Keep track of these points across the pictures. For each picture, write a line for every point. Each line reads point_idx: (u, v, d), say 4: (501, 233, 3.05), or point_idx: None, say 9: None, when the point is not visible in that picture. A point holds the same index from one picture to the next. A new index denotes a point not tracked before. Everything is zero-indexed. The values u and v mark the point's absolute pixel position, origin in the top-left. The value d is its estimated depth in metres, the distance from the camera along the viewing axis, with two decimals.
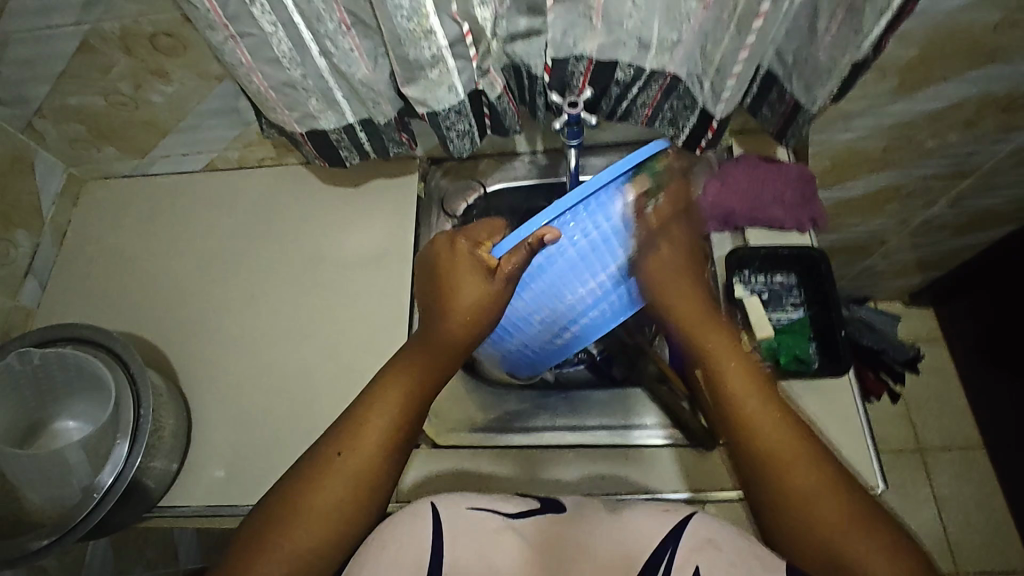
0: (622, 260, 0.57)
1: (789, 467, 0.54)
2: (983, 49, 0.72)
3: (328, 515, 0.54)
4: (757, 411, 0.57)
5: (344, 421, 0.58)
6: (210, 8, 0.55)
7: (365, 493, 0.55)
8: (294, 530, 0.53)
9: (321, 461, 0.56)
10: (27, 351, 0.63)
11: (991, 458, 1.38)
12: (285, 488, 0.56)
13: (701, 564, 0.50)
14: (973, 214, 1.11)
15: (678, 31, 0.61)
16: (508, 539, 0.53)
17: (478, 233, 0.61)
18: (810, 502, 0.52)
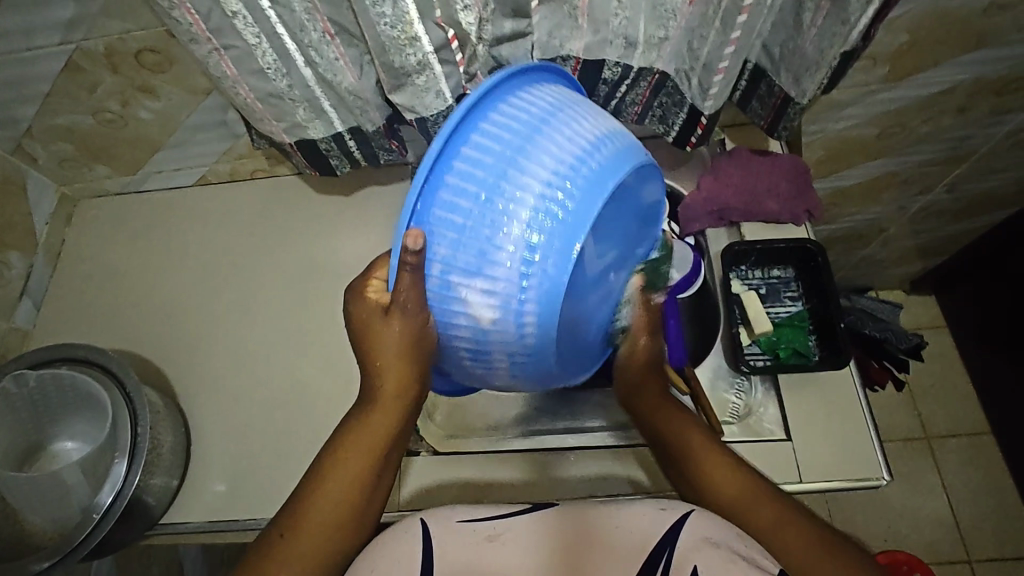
0: (527, 179, 0.44)
1: (753, 513, 0.55)
2: (974, 33, 0.71)
3: (306, 554, 0.53)
4: (719, 479, 0.57)
5: (294, 495, 0.56)
6: (193, 22, 0.55)
7: (341, 530, 0.54)
8: (276, 568, 0.52)
9: (268, 543, 0.54)
10: (22, 373, 0.63)
11: (999, 443, 1.37)
12: (247, 557, 0.54)
13: (699, 562, 0.50)
14: (971, 199, 1.10)
15: (665, 28, 0.61)
16: (500, 542, 0.53)
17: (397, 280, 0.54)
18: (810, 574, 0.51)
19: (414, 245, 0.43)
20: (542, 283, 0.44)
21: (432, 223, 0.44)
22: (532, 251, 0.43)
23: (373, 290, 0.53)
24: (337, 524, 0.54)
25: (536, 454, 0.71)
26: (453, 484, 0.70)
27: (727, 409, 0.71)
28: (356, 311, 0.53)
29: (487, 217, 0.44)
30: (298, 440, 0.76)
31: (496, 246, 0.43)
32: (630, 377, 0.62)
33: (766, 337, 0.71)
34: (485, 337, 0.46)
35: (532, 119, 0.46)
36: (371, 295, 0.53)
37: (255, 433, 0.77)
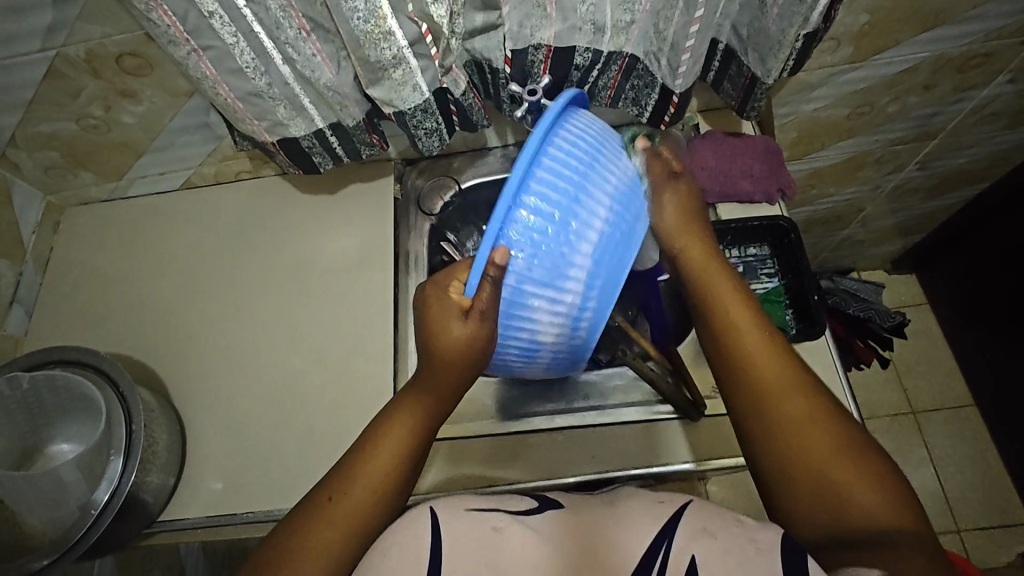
0: (592, 210, 0.54)
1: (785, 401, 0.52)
2: (931, 12, 0.74)
3: (352, 517, 0.54)
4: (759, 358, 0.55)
5: (339, 467, 0.57)
6: (171, 23, 0.56)
7: (386, 488, 0.56)
8: (319, 532, 0.53)
9: (313, 506, 0.55)
10: (15, 376, 0.64)
11: (982, 414, 1.40)
12: (294, 518, 0.55)
13: (696, 552, 0.47)
14: (944, 175, 1.13)
15: (630, 12, 0.63)
16: (505, 537, 0.49)
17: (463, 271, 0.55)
18: (804, 440, 0.51)
19: (500, 260, 0.50)
20: (597, 299, 0.56)
21: (512, 240, 0.51)
22: (594, 271, 0.55)
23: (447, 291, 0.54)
24: (380, 484, 0.55)
25: (528, 436, 0.74)
26: (451, 476, 0.73)
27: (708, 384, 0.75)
28: (428, 309, 0.55)
29: (561, 241, 0.53)
30: (294, 435, 0.77)
31: (569, 264, 0.53)
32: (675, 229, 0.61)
33: None
34: (542, 335, 0.57)
35: (587, 153, 0.54)
36: (448, 298, 0.53)
37: (250, 428, 0.78)
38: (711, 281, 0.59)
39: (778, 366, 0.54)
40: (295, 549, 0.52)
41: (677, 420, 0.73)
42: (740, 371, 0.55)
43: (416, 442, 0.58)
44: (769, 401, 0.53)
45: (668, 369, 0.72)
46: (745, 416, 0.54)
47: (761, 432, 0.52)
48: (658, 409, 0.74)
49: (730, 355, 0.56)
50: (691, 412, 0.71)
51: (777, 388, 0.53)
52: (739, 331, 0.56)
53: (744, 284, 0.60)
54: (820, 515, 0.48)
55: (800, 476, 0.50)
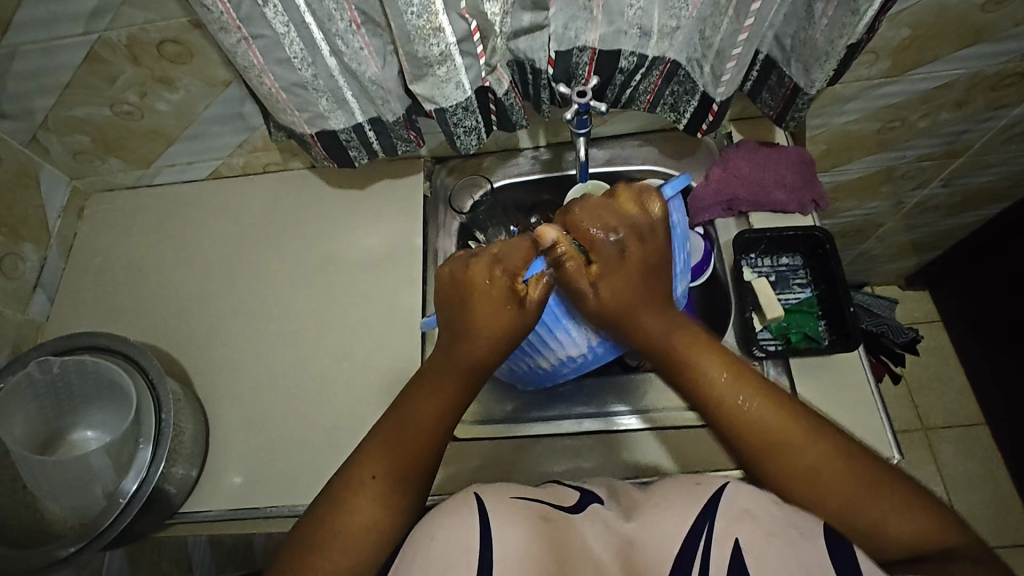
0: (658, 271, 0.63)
1: (803, 460, 0.53)
2: (971, 29, 0.74)
3: (395, 492, 0.54)
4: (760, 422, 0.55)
5: (370, 443, 0.56)
6: (224, 10, 0.56)
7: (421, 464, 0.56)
8: (356, 509, 0.53)
9: (351, 486, 0.54)
10: (46, 360, 0.64)
11: (993, 434, 1.40)
12: (330, 496, 0.54)
13: (741, 536, 0.46)
14: (966, 194, 1.13)
15: (677, 18, 0.63)
16: (552, 528, 0.47)
17: (512, 258, 0.57)
18: (816, 475, 0.52)
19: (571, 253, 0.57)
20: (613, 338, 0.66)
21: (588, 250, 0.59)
22: None
23: (497, 265, 0.56)
24: (414, 455, 0.56)
25: (556, 439, 0.73)
26: (473, 472, 0.71)
27: None
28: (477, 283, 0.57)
29: None
30: (316, 430, 0.76)
31: None
32: (622, 293, 0.59)
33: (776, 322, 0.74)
34: (543, 347, 0.66)
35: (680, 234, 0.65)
36: (505, 280, 0.56)
37: (272, 421, 0.77)
38: (642, 315, 0.60)
39: (764, 410, 0.56)
40: (337, 529, 0.52)
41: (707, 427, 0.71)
42: (734, 420, 0.56)
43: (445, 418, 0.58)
44: (777, 449, 0.54)
45: None
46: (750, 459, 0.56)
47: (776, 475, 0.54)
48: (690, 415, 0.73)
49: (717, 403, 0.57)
50: None
51: (789, 435, 0.54)
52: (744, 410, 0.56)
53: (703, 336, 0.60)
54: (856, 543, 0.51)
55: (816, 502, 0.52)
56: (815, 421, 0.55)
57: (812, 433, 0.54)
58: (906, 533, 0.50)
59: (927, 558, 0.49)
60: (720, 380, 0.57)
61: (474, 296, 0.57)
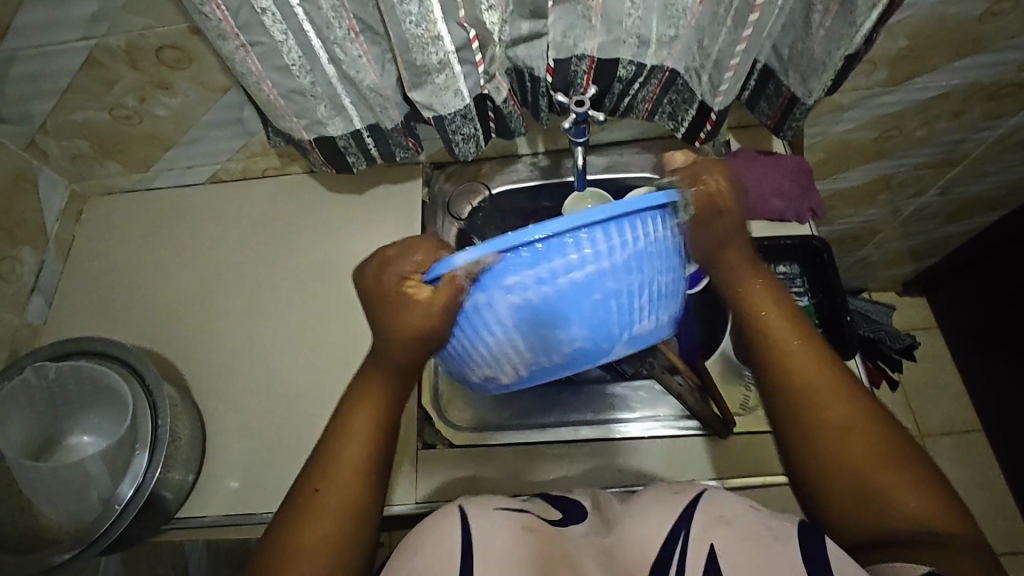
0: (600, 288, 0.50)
1: (829, 420, 0.52)
2: (968, 40, 0.74)
3: (342, 501, 0.52)
4: (796, 378, 0.54)
5: (314, 457, 0.55)
6: (222, 18, 0.56)
7: (366, 471, 0.54)
8: (307, 523, 0.51)
9: (301, 500, 0.53)
10: (42, 365, 0.64)
11: (990, 441, 1.40)
12: (285, 512, 0.53)
13: (716, 539, 0.45)
14: (963, 202, 1.13)
15: (675, 27, 0.64)
16: (535, 540, 0.46)
17: (412, 262, 0.51)
18: (842, 440, 0.51)
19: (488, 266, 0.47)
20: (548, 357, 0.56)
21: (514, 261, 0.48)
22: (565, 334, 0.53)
23: (391, 265, 0.52)
24: (360, 463, 0.54)
25: (555, 447, 0.73)
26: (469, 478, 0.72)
27: (737, 402, 0.74)
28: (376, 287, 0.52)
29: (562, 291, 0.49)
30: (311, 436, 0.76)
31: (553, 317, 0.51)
32: (714, 233, 0.56)
33: None
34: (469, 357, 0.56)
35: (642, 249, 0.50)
36: (396, 285, 0.51)
37: (269, 426, 0.77)
38: (727, 266, 0.58)
39: (821, 369, 0.55)
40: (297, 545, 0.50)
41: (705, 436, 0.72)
42: (783, 368, 0.55)
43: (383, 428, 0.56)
44: (812, 403, 0.53)
45: (695, 384, 0.73)
46: (778, 406, 0.55)
47: (798, 430, 0.53)
48: (685, 424, 0.73)
49: (772, 348, 0.56)
50: (719, 429, 0.71)
51: (827, 396, 0.53)
52: (789, 364, 0.55)
53: (779, 300, 0.58)
54: (853, 513, 0.49)
55: (832, 469, 0.51)
56: (862, 400, 0.53)
57: (852, 395, 0.53)
58: (906, 517, 0.47)
59: (927, 539, 0.46)
60: (779, 336, 0.56)
61: (376, 299, 0.52)
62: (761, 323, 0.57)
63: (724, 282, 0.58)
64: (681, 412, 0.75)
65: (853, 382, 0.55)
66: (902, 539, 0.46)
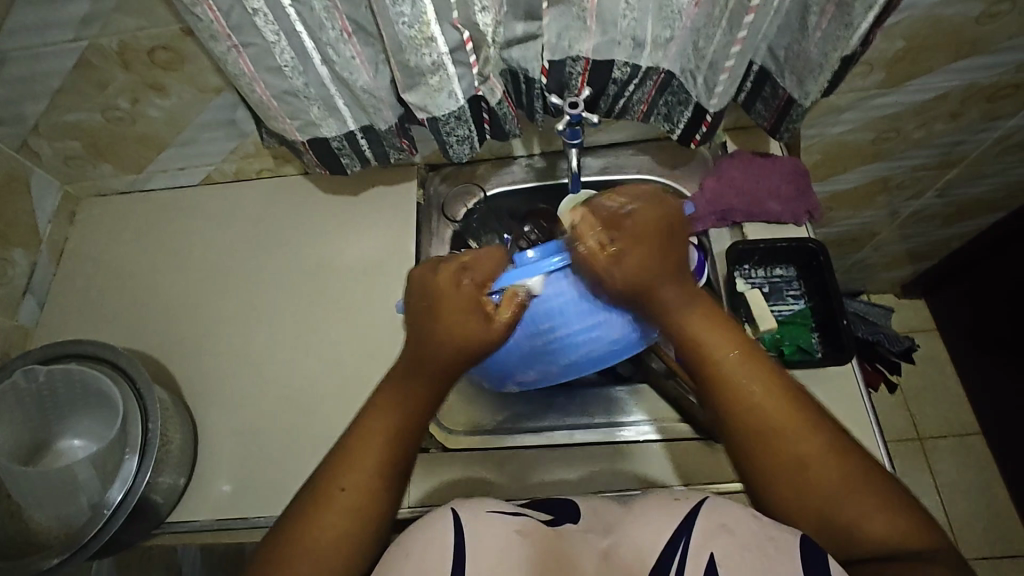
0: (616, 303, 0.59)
1: (792, 449, 0.51)
2: (966, 41, 0.74)
3: (363, 505, 0.52)
4: (754, 412, 0.53)
5: (336, 452, 0.54)
6: (213, 18, 0.56)
7: (388, 474, 0.53)
8: (325, 519, 0.51)
9: (320, 495, 0.52)
10: (32, 368, 0.64)
11: (988, 443, 1.40)
12: (300, 507, 0.52)
13: (717, 549, 0.45)
14: (961, 203, 1.13)
15: (670, 28, 0.63)
16: (528, 546, 0.45)
17: (481, 268, 0.57)
18: (805, 470, 0.51)
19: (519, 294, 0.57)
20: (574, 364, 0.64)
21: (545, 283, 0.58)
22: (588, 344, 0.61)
23: (465, 272, 0.56)
24: (383, 466, 0.53)
25: (548, 451, 0.72)
26: (462, 481, 0.71)
27: None
28: (445, 289, 0.56)
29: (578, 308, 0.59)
30: (304, 438, 0.75)
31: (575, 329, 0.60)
32: (638, 275, 0.56)
33: (770, 334, 0.73)
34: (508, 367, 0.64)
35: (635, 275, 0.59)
36: (471, 289, 0.56)
37: (261, 429, 0.76)
38: (663, 294, 0.56)
39: (770, 395, 0.53)
40: (309, 542, 0.50)
41: (702, 440, 0.71)
42: (739, 404, 0.53)
43: (411, 425, 0.55)
44: (771, 439, 0.52)
45: (691, 388, 0.73)
46: (738, 445, 0.53)
47: (761, 469, 0.52)
48: (681, 428, 0.73)
49: (724, 382, 0.54)
50: (716, 433, 0.70)
51: (785, 426, 0.52)
52: (744, 401, 0.53)
53: (721, 324, 0.56)
54: (831, 543, 0.49)
55: (801, 502, 0.50)
56: (813, 415, 0.53)
57: (809, 420, 0.53)
58: (880, 538, 0.48)
59: (908, 559, 0.46)
60: (728, 368, 0.54)
61: (437, 304, 0.56)
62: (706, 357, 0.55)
63: (660, 316, 0.57)
64: (677, 416, 0.74)
65: (809, 406, 0.54)
66: (881, 561, 0.47)
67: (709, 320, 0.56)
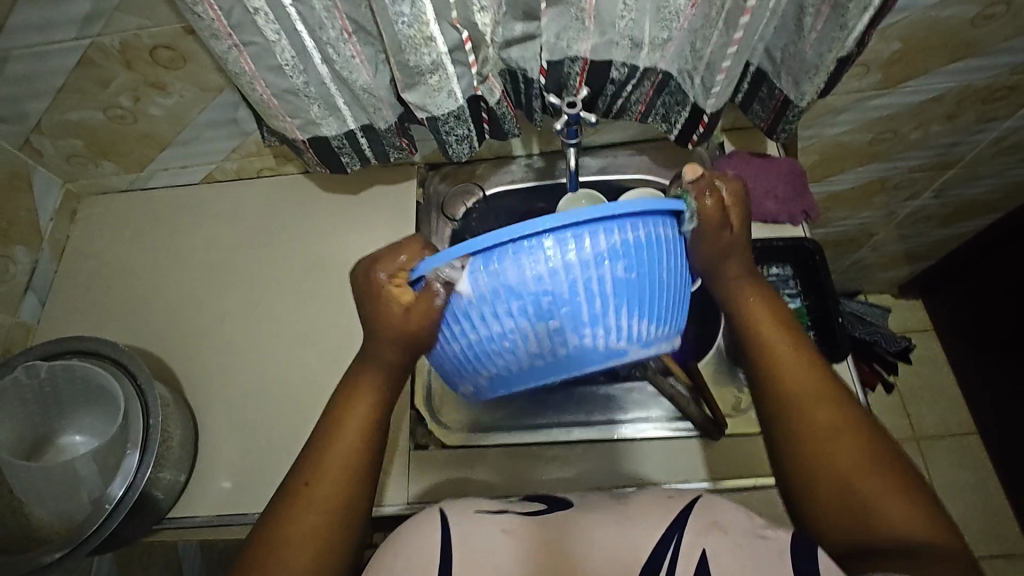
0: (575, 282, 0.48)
1: (823, 424, 0.52)
2: (961, 43, 0.75)
3: (331, 498, 0.51)
4: (794, 384, 0.54)
5: (304, 451, 0.54)
6: (215, 17, 0.56)
7: (355, 465, 0.53)
8: (294, 517, 0.50)
9: (289, 493, 0.52)
10: (34, 365, 0.64)
11: (985, 444, 1.40)
12: (274, 505, 0.52)
13: (708, 546, 0.45)
14: (958, 204, 1.14)
15: (668, 29, 0.64)
16: (514, 543, 0.46)
17: (396, 259, 0.52)
18: (833, 446, 0.51)
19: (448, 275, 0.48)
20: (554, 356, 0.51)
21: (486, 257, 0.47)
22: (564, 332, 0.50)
23: (376, 267, 0.53)
24: (348, 458, 0.53)
25: (546, 447, 0.73)
26: (461, 477, 0.71)
27: (729, 403, 0.74)
28: (368, 286, 0.53)
29: (531, 289, 0.48)
30: (304, 435, 0.76)
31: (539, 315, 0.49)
32: (714, 243, 0.55)
33: None
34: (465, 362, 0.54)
35: (604, 249, 0.48)
36: (384, 284, 0.52)
37: (262, 426, 0.77)
38: (726, 270, 0.57)
39: (812, 374, 0.54)
40: (281, 539, 0.50)
41: (699, 438, 0.72)
42: (781, 377, 0.54)
43: (374, 422, 0.54)
44: (807, 410, 0.53)
45: (688, 386, 0.73)
46: (773, 411, 0.54)
47: (791, 435, 0.53)
48: (678, 426, 0.73)
49: (770, 356, 0.55)
50: (712, 431, 0.71)
51: (824, 402, 0.53)
52: (785, 372, 0.54)
53: (777, 308, 0.58)
54: (844, 520, 0.49)
55: (823, 475, 0.50)
56: (855, 405, 0.53)
57: (843, 408, 0.52)
58: (897, 526, 0.46)
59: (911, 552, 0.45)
60: (774, 342, 0.56)
61: (365, 301, 0.54)
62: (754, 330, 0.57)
63: (724, 290, 0.58)
64: (675, 415, 0.74)
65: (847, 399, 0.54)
66: (883, 549, 0.46)
67: (769, 303, 0.58)
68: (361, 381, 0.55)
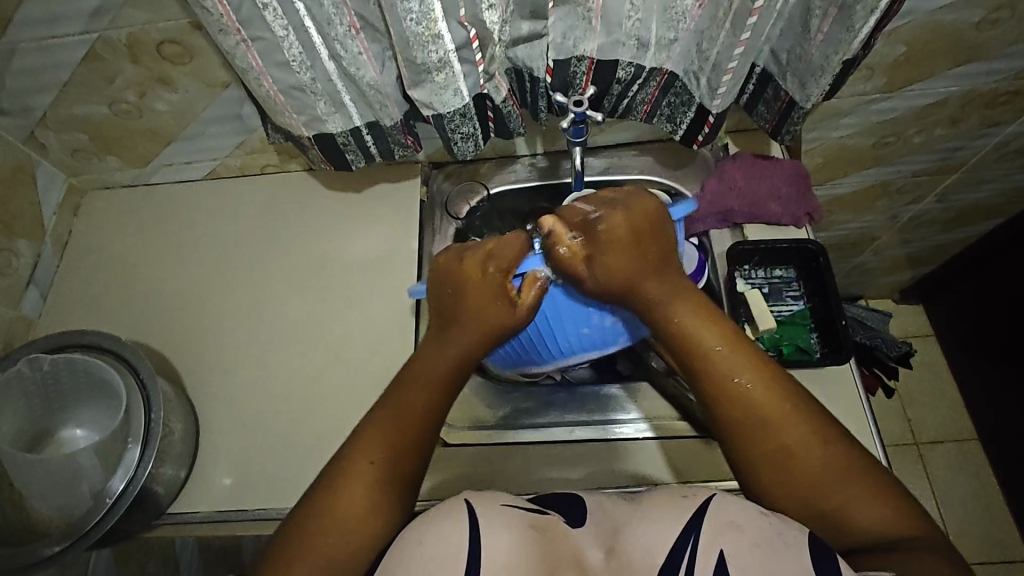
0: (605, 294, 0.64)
1: (775, 433, 0.53)
2: (966, 47, 0.75)
3: (389, 478, 0.53)
4: (739, 402, 0.54)
5: (362, 430, 0.56)
6: (223, 13, 0.56)
7: (411, 453, 0.55)
8: (352, 492, 0.52)
9: (349, 468, 0.53)
10: (37, 357, 0.64)
11: (985, 449, 1.40)
12: (325, 483, 0.53)
13: (725, 547, 0.45)
14: (960, 209, 1.14)
15: (675, 30, 0.64)
16: (537, 542, 0.45)
17: (505, 254, 0.58)
18: (791, 458, 0.52)
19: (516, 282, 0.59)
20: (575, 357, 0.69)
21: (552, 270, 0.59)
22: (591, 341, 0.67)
23: (490, 260, 0.58)
24: (404, 442, 0.55)
25: (548, 446, 0.73)
26: (461, 475, 0.71)
27: None
28: (454, 275, 0.59)
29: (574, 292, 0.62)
30: (306, 434, 0.76)
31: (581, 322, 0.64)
32: (618, 272, 0.57)
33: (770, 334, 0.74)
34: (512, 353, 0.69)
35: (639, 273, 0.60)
36: (495, 277, 0.58)
37: (263, 423, 0.77)
38: (649, 286, 0.57)
39: (759, 384, 0.54)
40: (333, 517, 0.51)
41: (702, 439, 0.72)
42: (729, 397, 0.54)
43: (433, 408, 0.57)
44: (761, 430, 0.53)
45: (690, 385, 0.74)
46: (727, 436, 0.54)
47: (752, 458, 0.53)
48: (681, 426, 0.73)
49: (717, 379, 0.55)
50: None
51: (773, 416, 0.53)
52: (737, 389, 0.54)
53: (718, 317, 0.58)
54: (824, 526, 0.51)
55: (793, 489, 0.52)
56: (802, 402, 0.54)
57: (796, 412, 0.53)
58: (867, 523, 0.49)
59: (899, 546, 0.48)
60: (723, 362, 0.55)
61: (465, 290, 0.58)
62: (698, 350, 0.56)
63: (649, 310, 0.58)
64: (678, 414, 0.74)
65: (805, 401, 0.54)
66: (874, 547, 0.48)
67: (704, 306, 0.58)
68: (427, 372, 0.58)
